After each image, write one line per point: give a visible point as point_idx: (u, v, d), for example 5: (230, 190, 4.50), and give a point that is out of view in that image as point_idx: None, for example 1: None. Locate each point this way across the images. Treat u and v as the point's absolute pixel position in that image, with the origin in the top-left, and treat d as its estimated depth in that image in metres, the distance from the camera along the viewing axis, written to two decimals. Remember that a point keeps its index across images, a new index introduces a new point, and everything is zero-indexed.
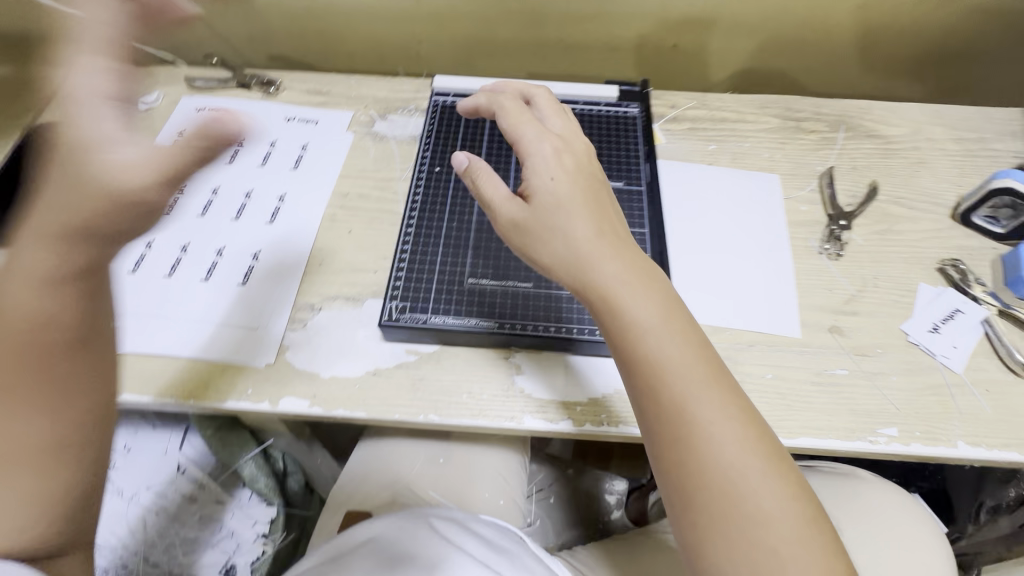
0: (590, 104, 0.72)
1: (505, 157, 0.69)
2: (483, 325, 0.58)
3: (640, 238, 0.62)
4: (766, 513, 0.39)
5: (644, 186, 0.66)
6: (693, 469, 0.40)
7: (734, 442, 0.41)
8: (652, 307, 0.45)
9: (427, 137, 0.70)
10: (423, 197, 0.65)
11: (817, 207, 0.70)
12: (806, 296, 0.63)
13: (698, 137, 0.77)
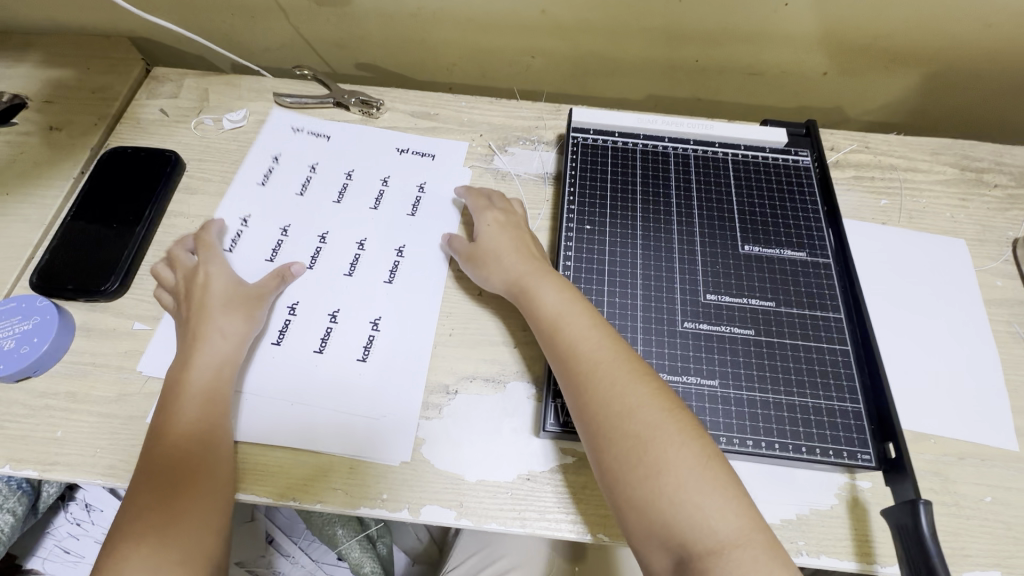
0: (753, 151, 0.63)
1: (665, 214, 0.58)
2: None
3: (837, 326, 0.52)
4: (694, 502, 0.39)
5: (831, 258, 0.56)
6: (613, 442, 0.42)
7: (655, 416, 0.42)
8: (567, 303, 0.49)
9: (570, 183, 0.60)
10: (576, 261, 0.55)
11: (1015, 283, 0.61)
12: (1018, 396, 0.54)
13: (865, 189, 0.67)
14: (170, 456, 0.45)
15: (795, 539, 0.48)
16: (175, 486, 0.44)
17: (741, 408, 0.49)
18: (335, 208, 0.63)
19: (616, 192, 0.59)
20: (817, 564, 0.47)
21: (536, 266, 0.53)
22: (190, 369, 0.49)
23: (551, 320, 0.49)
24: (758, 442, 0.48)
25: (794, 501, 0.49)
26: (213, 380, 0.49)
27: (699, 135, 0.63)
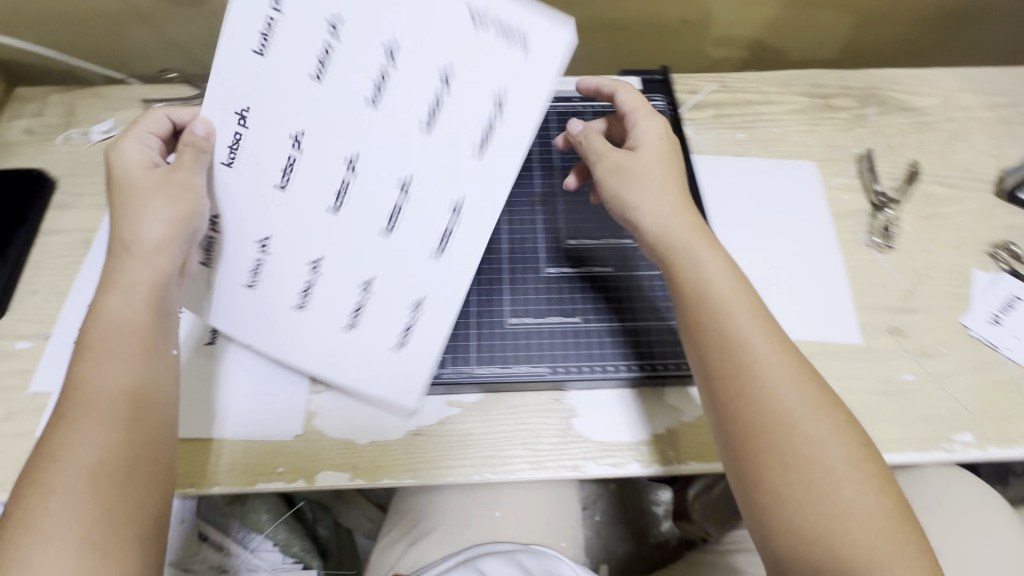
0: (610, 101, 0.66)
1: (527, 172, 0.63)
2: (532, 373, 0.53)
3: None
4: (833, 516, 0.39)
5: None
6: (763, 454, 0.42)
7: (800, 403, 0.43)
8: (722, 266, 0.47)
9: None
10: None
11: (859, 194, 0.66)
12: (861, 295, 0.60)
13: (724, 126, 0.71)
14: (136, 426, 0.41)
15: (664, 452, 0.52)
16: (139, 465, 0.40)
17: (601, 338, 0.54)
18: (291, 206, 0.49)
19: None
20: (685, 470, 0.51)
21: (692, 240, 0.48)
22: (102, 362, 0.42)
23: (696, 295, 0.46)
24: (617, 366, 0.53)
25: (663, 417, 0.53)
26: (124, 387, 0.41)
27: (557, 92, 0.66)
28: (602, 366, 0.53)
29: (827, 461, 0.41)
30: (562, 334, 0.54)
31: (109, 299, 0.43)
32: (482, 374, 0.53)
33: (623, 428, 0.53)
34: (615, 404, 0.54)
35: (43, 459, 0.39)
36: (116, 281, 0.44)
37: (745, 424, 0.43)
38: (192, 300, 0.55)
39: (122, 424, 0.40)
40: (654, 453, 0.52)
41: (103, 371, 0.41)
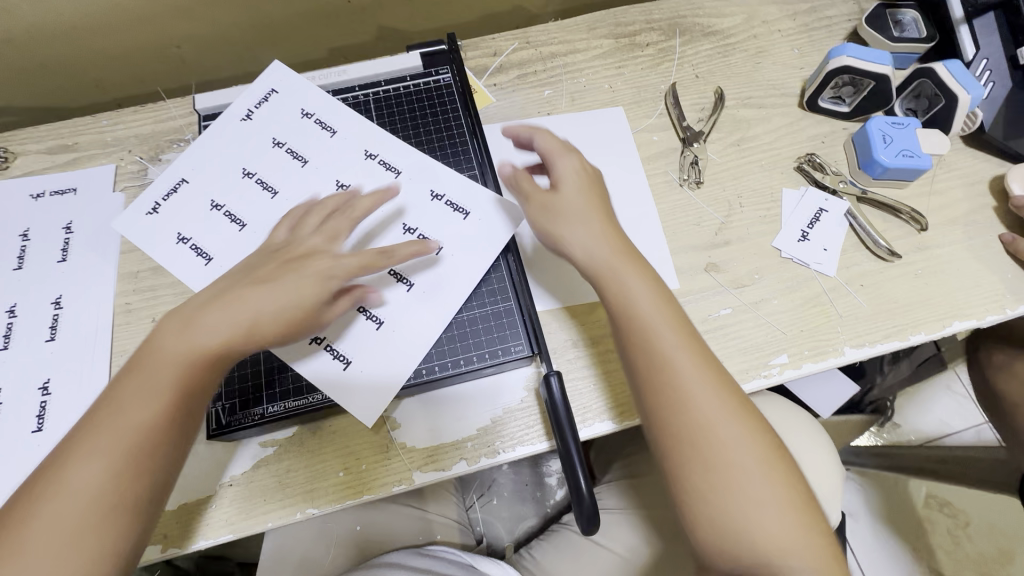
0: (394, 83, 0.62)
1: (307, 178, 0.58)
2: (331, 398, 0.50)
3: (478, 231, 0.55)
4: (768, 521, 0.39)
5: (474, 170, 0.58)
6: (684, 465, 0.40)
7: (733, 432, 0.40)
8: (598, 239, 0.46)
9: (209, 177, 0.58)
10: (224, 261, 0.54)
11: (668, 133, 0.65)
12: (675, 238, 0.59)
13: (529, 85, 0.68)
14: (101, 490, 0.36)
15: (491, 442, 0.51)
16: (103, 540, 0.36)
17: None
18: (227, 178, 0.55)
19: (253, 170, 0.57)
20: (513, 456, 0.50)
21: (625, 262, 0.45)
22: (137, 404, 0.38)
23: (595, 269, 0.45)
24: (419, 373, 0.50)
25: (486, 409, 0.52)
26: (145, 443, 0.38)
27: (335, 83, 0.61)
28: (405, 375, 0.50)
29: (748, 485, 0.39)
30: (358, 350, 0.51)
31: (150, 376, 0.39)
32: (274, 412, 0.49)
33: (446, 428, 0.51)
34: (433, 407, 0.52)
35: (36, 484, 0.36)
36: (184, 341, 0.40)
37: (646, 389, 0.42)
38: (41, 384, 0.53)
39: (123, 484, 0.37)
40: (480, 447, 0.51)
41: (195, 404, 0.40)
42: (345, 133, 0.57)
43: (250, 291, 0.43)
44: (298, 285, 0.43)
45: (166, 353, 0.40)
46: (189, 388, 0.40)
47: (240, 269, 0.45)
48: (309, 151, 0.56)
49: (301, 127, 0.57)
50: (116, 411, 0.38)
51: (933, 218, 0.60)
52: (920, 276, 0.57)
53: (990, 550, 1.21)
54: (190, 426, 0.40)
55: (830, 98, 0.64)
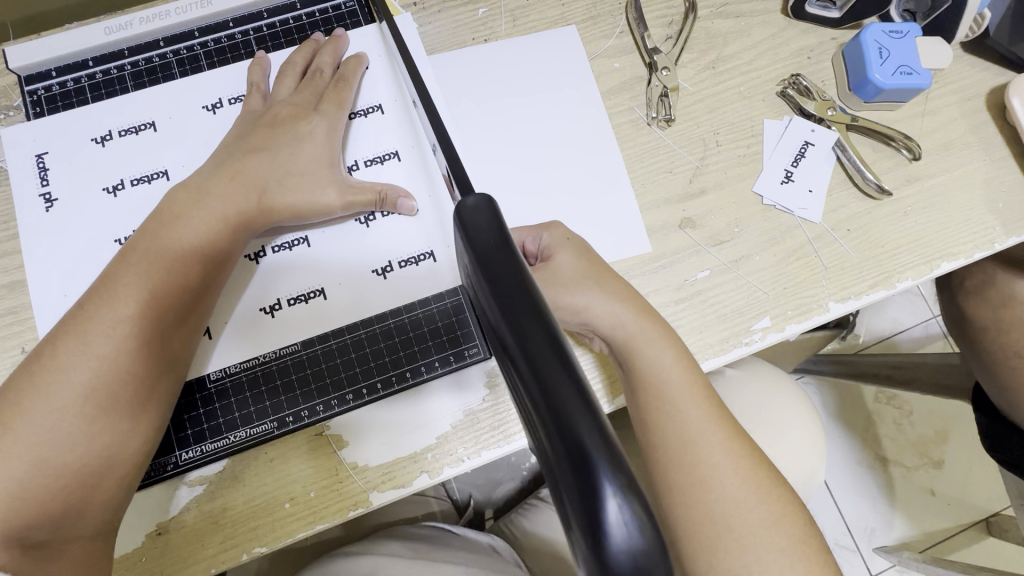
0: (281, 14, 0.48)
1: (201, 129, 0.45)
2: (262, 432, 0.44)
3: (425, 209, 0.47)
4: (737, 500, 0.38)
5: (406, 124, 0.48)
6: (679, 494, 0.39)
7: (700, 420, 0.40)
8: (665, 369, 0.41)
9: (56, 150, 0.44)
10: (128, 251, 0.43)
11: (631, 58, 0.54)
12: (645, 190, 0.51)
13: (459, 2, 0.54)
14: (142, 316, 0.38)
15: (454, 450, 0.45)
16: (137, 374, 0.38)
17: (332, 362, 0.45)
18: (99, 193, 0.44)
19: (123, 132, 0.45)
20: (479, 461, 0.45)
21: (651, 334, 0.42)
22: (169, 236, 0.40)
23: (622, 342, 0.42)
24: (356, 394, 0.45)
25: (443, 415, 0.46)
26: (177, 287, 0.40)
27: (200, 20, 0.46)
28: (344, 397, 0.45)
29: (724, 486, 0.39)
30: (286, 373, 0.45)
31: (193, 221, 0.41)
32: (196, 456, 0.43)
33: (399, 441, 0.45)
34: (378, 423, 0.45)
35: (42, 360, 0.37)
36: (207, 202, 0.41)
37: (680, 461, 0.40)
38: None
39: (144, 326, 0.38)
40: (442, 456, 0.45)
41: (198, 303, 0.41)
42: (172, 91, 0.45)
43: (253, 160, 0.43)
44: (291, 155, 0.44)
45: (160, 246, 0.40)
46: (187, 284, 0.40)
47: (230, 138, 0.44)
48: (163, 114, 0.45)
49: (131, 116, 0.45)
50: (110, 300, 0.38)
51: (926, 144, 0.53)
52: (910, 214, 0.52)
53: (928, 432, 1.31)
54: (185, 324, 0.40)
55: (819, 1, 0.53)
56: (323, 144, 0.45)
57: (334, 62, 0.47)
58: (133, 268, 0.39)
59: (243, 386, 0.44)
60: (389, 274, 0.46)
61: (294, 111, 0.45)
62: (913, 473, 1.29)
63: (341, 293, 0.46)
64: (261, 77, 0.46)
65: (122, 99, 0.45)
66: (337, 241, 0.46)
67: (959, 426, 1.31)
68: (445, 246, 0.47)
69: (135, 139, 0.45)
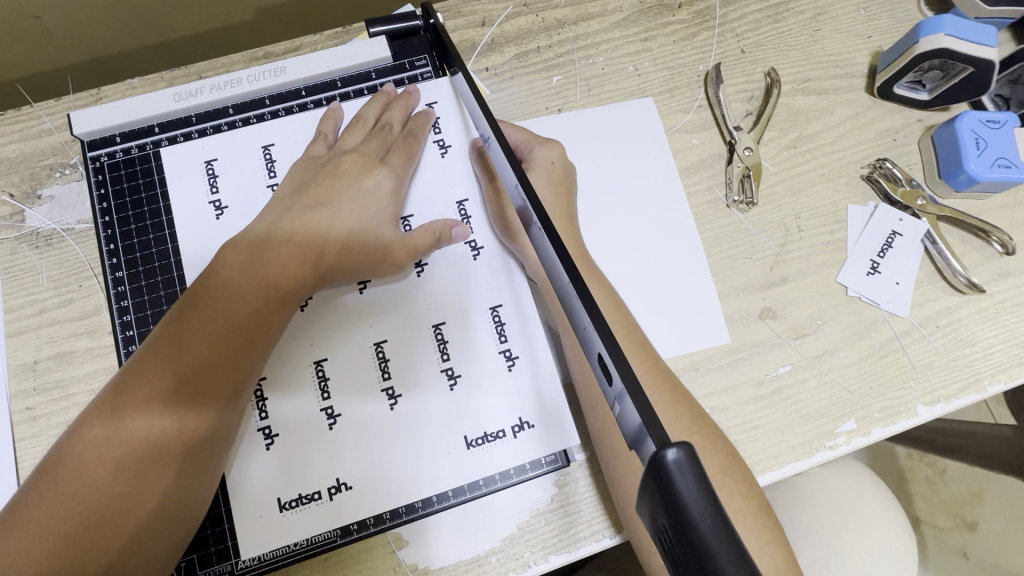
0: (354, 84, 0.45)
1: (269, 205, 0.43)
2: (320, 518, 0.40)
3: (493, 259, 0.43)
4: None
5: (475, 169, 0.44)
6: None
7: None
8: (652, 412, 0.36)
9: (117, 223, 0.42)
10: None
11: (710, 135, 0.51)
12: (724, 276, 0.48)
13: (532, 69, 0.52)
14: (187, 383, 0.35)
15: (520, 554, 0.42)
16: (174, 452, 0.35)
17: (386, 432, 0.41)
18: None
19: (187, 208, 0.43)
20: (545, 568, 0.43)
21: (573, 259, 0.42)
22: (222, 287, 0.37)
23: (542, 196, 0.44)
24: (510, 352, 0.42)
25: (509, 515, 0.43)
26: (223, 348, 0.36)
27: (271, 88, 0.44)
28: (404, 478, 0.41)
29: None
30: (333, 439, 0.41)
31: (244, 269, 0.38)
32: (328, 539, 0.40)
33: (463, 543, 0.42)
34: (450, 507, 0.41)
35: (37, 487, 0.34)
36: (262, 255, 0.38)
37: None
38: None
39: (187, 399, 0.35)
40: (507, 560, 0.42)
41: (223, 401, 0.37)
42: (239, 162, 0.43)
43: (314, 213, 0.40)
44: (358, 210, 0.40)
45: (208, 303, 0.37)
46: (195, 389, 0.36)
47: (289, 184, 0.41)
48: (229, 186, 0.43)
49: (192, 174, 0.43)
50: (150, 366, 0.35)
51: (1017, 237, 0.51)
52: (1003, 311, 0.49)
53: (963, 492, 1.27)
54: (230, 389, 0.37)
55: (908, 82, 0.51)
56: (392, 198, 0.42)
57: (405, 116, 0.44)
58: (177, 328, 0.36)
59: (377, 412, 0.41)
60: (474, 221, 0.44)
61: (360, 160, 0.42)
62: (947, 535, 1.26)
63: (399, 358, 0.41)
64: (332, 126, 0.43)
65: (187, 169, 0.43)
66: (394, 299, 0.42)
67: (995, 488, 1.26)
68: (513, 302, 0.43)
69: (200, 214, 0.43)
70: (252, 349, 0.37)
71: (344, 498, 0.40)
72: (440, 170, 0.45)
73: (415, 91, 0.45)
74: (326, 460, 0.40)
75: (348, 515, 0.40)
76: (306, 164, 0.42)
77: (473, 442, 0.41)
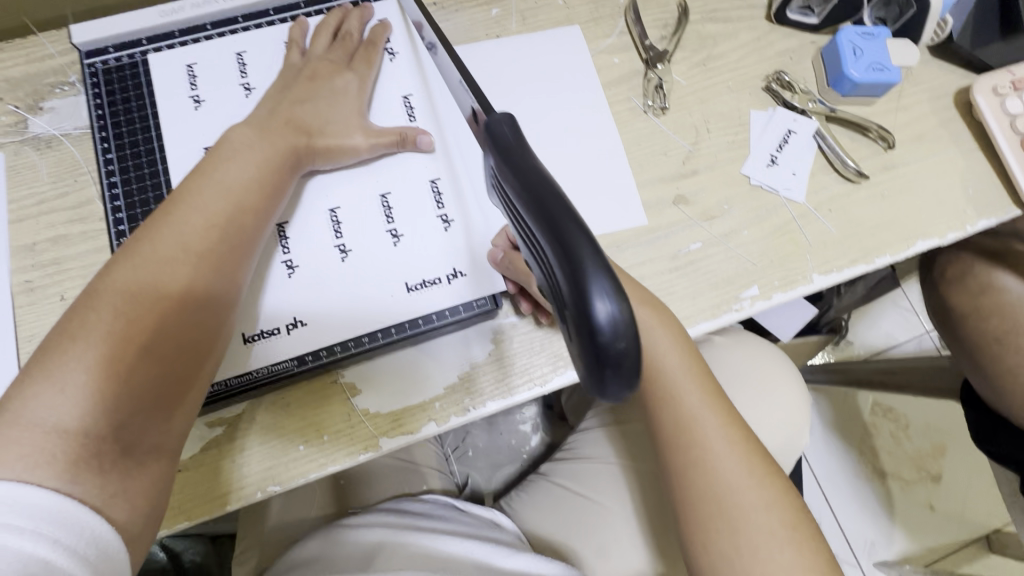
0: (315, 5, 0.53)
1: (242, 101, 0.50)
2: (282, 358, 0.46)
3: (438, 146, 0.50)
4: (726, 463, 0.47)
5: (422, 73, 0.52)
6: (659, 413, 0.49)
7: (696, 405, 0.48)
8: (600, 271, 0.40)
9: (108, 117, 0.49)
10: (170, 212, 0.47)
11: (629, 55, 0.59)
12: (641, 170, 0.55)
13: (474, 3, 0.60)
14: (188, 262, 0.37)
15: (460, 400, 0.47)
16: (178, 328, 0.36)
17: (340, 285, 0.47)
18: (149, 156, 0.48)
19: (170, 105, 0.49)
20: (484, 412, 0.47)
21: None
22: (210, 179, 0.40)
23: None
24: (445, 216, 0.49)
25: (452, 365, 0.48)
26: (216, 233, 0.39)
27: (244, 7, 0.52)
28: (355, 325, 0.46)
29: (726, 472, 0.47)
30: (293, 289, 0.46)
31: (232, 163, 0.41)
32: (286, 368, 0.45)
33: (409, 390, 0.47)
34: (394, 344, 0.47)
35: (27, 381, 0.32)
36: (239, 154, 0.42)
37: (666, 441, 0.49)
38: None
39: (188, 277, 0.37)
40: (448, 406, 0.47)
41: (238, 274, 0.39)
42: (216, 68, 0.50)
43: (286, 103, 0.46)
44: (320, 100, 0.47)
45: (197, 196, 0.39)
46: (215, 255, 0.38)
47: (272, 89, 0.48)
48: (207, 87, 0.50)
49: (175, 77, 0.50)
50: (145, 253, 0.37)
51: (900, 136, 0.58)
52: (887, 197, 0.56)
53: (926, 446, 1.32)
54: (225, 271, 0.39)
55: (798, 9, 0.60)
56: (353, 97, 0.48)
57: (360, 28, 0.51)
58: (169, 221, 0.38)
59: (331, 269, 0.47)
60: (418, 113, 0.51)
61: (327, 63, 0.48)
62: (912, 486, 1.28)
63: (352, 223, 0.48)
64: (301, 36, 0.50)
65: (171, 74, 0.50)
66: (349, 176, 0.48)
67: (956, 441, 1.31)
68: (451, 179, 0.49)
69: (181, 109, 0.49)
70: (243, 238, 0.40)
71: (300, 334, 0.46)
72: (392, 72, 0.52)
73: (369, 9, 0.52)
74: (284, 306, 0.46)
75: (300, 350, 0.46)
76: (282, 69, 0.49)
77: (414, 287, 0.47)
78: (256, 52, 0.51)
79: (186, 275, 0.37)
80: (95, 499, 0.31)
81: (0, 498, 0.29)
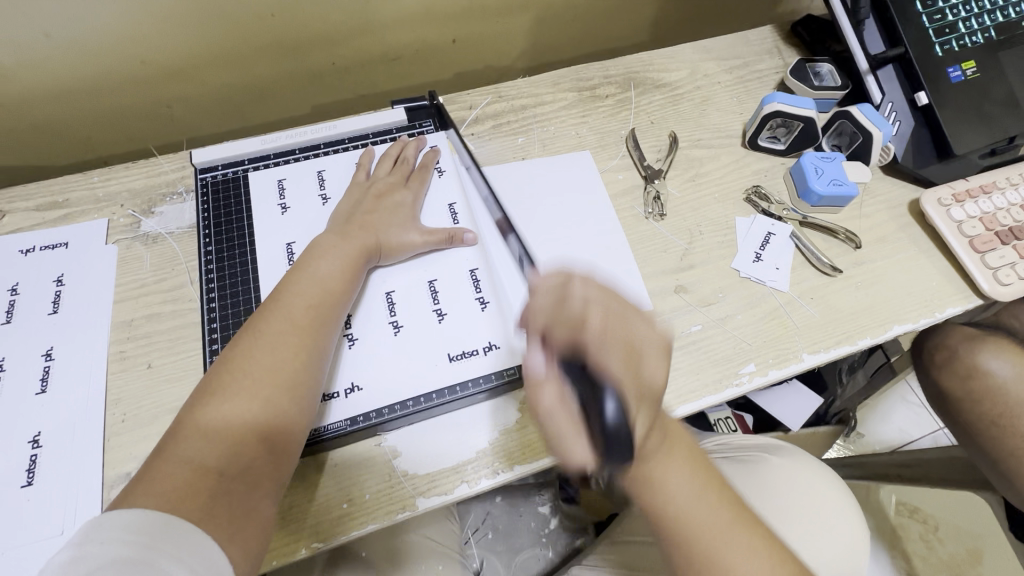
0: (381, 136, 0.67)
1: (319, 206, 0.62)
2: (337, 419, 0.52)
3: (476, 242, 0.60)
4: None
5: (464, 187, 0.64)
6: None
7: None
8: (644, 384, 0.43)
9: (211, 219, 0.61)
10: (254, 293, 0.57)
11: (631, 172, 0.72)
12: (646, 264, 0.65)
13: (504, 133, 0.74)
14: (291, 338, 0.47)
15: (490, 464, 0.52)
16: (280, 392, 0.45)
17: (391, 355, 0.55)
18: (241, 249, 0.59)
19: (260, 210, 0.61)
20: (513, 475, 0.52)
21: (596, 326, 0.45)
22: (309, 273, 0.51)
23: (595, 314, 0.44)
24: (482, 298, 0.58)
25: (484, 430, 0.54)
26: (313, 313, 0.49)
27: (327, 137, 0.66)
28: (403, 393, 0.53)
29: None
30: (351, 359, 0.54)
31: (327, 259, 0.52)
32: (340, 428, 0.51)
33: (445, 454, 0.52)
34: (433, 409, 0.53)
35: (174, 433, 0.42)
36: (331, 252, 0.53)
37: None
38: (32, 437, 0.52)
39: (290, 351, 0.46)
40: (480, 468, 0.52)
41: (325, 346, 0.49)
42: (301, 182, 0.63)
43: (362, 212, 0.57)
44: (386, 208, 0.58)
45: (301, 287, 0.50)
46: (311, 330, 0.48)
47: (347, 201, 0.60)
48: (293, 195, 0.62)
49: (268, 187, 0.63)
50: (261, 333, 0.47)
51: (865, 238, 0.68)
52: (860, 288, 0.64)
53: (961, 552, 1.25)
54: (317, 343, 0.48)
55: (767, 137, 0.73)
56: (411, 204, 0.60)
57: (416, 153, 0.65)
58: (279, 306, 0.49)
59: (385, 341, 0.55)
60: (461, 217, 0.63)
61: (391, 181, 0.61)
62: None
63: (404, 303, 0.57)
64: (368, 160, 0.63)
65: (265, 186, 0.63)
66: (404, 266, 0.59)
67: (993, 545, 1.25)
68: (487, 269, 0.59)
69: (270, 212, 0.61)
70: (331, 318, 0.50)
71: (355, 397, 0.53)
72: (440, 187, 0.64)
73: (423, 140, 0.66)
74: (343, 372, 0.54)
75: (354, 411, 0.52)
76: (355, 184, 0.61)
77: (455, 357, 0.55)
78: (333, 170, 0.64)
79: (290, 348, 0.46)
80: (221, 535, 0.38)
81: (194, 554, 0.36)
